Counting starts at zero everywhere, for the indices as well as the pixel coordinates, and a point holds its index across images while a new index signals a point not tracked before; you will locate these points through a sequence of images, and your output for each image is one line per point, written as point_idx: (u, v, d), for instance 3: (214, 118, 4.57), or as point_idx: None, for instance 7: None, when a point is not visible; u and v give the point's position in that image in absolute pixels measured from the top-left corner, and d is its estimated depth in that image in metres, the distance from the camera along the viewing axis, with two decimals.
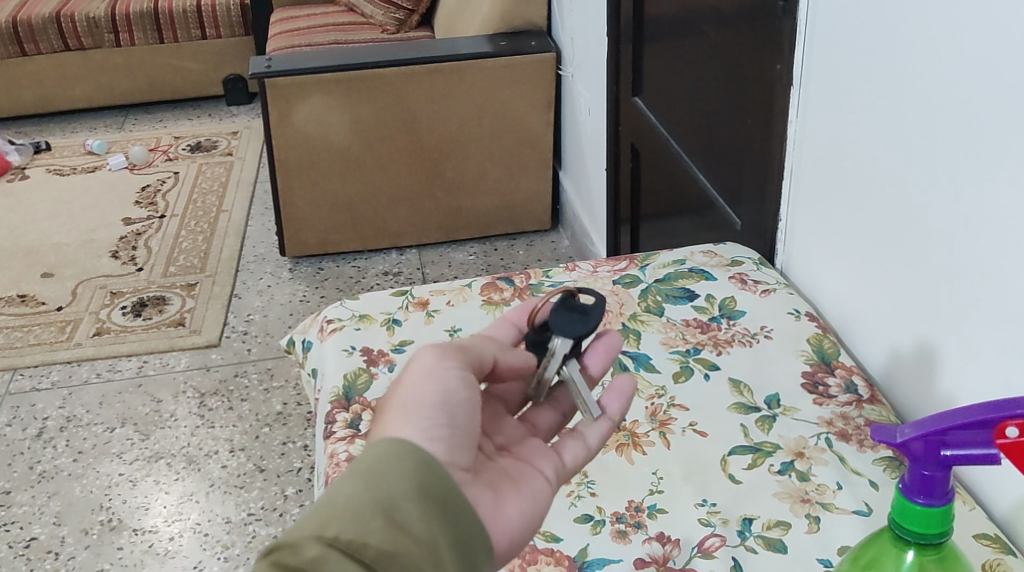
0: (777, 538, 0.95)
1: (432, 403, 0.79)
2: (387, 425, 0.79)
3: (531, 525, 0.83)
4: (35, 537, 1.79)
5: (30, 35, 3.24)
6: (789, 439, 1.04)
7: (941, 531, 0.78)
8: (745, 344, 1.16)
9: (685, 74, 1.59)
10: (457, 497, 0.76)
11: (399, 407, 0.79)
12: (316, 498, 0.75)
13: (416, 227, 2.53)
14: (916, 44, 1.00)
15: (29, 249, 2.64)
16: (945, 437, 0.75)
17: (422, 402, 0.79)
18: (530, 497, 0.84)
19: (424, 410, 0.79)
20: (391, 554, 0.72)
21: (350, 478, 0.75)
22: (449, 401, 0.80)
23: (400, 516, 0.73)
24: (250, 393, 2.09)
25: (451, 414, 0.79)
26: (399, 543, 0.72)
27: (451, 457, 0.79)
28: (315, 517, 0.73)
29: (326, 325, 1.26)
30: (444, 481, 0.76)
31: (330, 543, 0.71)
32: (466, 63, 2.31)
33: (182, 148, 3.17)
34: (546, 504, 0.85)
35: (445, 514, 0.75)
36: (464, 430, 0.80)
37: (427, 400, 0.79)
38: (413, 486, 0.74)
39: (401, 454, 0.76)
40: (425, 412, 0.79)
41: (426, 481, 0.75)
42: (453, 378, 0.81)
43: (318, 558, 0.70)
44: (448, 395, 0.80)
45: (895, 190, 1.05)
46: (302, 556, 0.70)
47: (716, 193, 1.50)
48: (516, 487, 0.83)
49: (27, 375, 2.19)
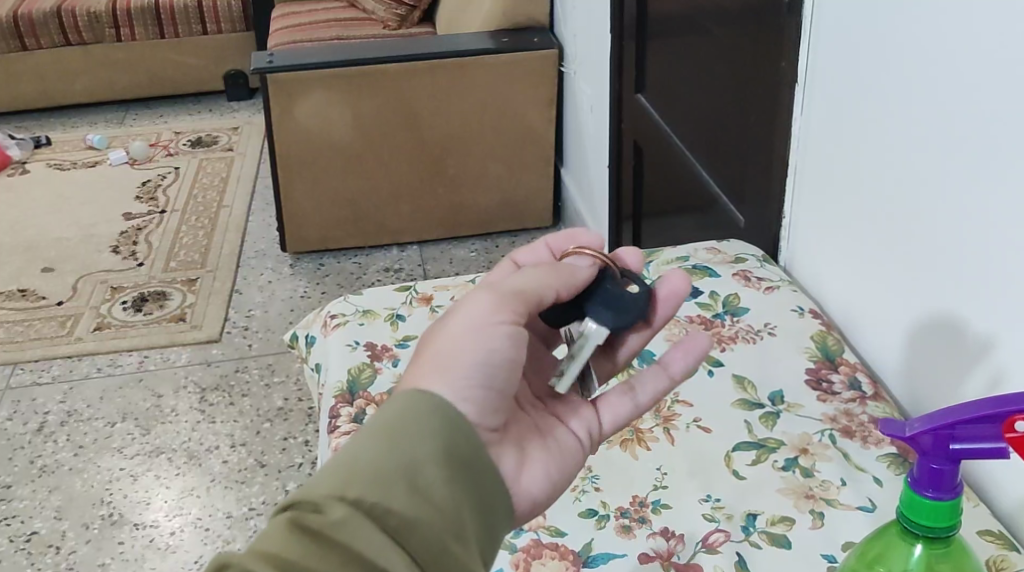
0: (780, 533, 0.95)
1: (474, 362, 0.79)
2: (424, 376, 0.79)
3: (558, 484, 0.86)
4: (36, 531, 1.79)
5: (30, 30, 3.24)
6: (792, 435, 1.05)
7: (950, 524, 0.77)
8: (749, 340, 1.16)
9: (689, 71, 1.59)
10: (479, 463, 0.77)
11: (438, 360, 0.79)
12: (335, 454, 0.75)
13: (417, 223, 2.54)
14: (922, 41, 1.00)
15: (29, 244, 2.64)
16: (954, 431, 0.75)
17: (464, 361, 0.79)
18: (558, 457, 0.87)
19: (462, 369, 0.79)
20: (413, 522, 0.72)
21: (373, 437, 0.75)
22: (490, 362, 0.80)
23: (423, 480, 0.74)
24: (251, 387, 2.10)
25: (489, 375, 0.80)
26: (423, 506, 0.73)
27: (482, 421, 0.80)
28: (337, 475, 0.73)
29: (330, 319, 1.26)
30: (466, 443, 0.77)
31: (354, 505, 0.71)
32: (468, 59, 2.31)
33: (182, 144, 3.17)
34: (574, 465, 0.88)
35: (466, 477, 0.76)
36: (500, 392, 0.80)
37: (467, 357, 0.79)
38: (438, 450, 0.75)
39: (426, 415, 0.76)
40: (462, 370, 0.79)
41: (448, 443, 0.76)
42: (501, 337, 0.81)
43: (344, 520, 0.70)
44: (491, 355, 0.80)
45: (897, 185, 1.06)
46: (326, 518, 0.70)
47: (718, 191, 1.50)
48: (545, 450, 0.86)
49: (27, 369, 2.19)
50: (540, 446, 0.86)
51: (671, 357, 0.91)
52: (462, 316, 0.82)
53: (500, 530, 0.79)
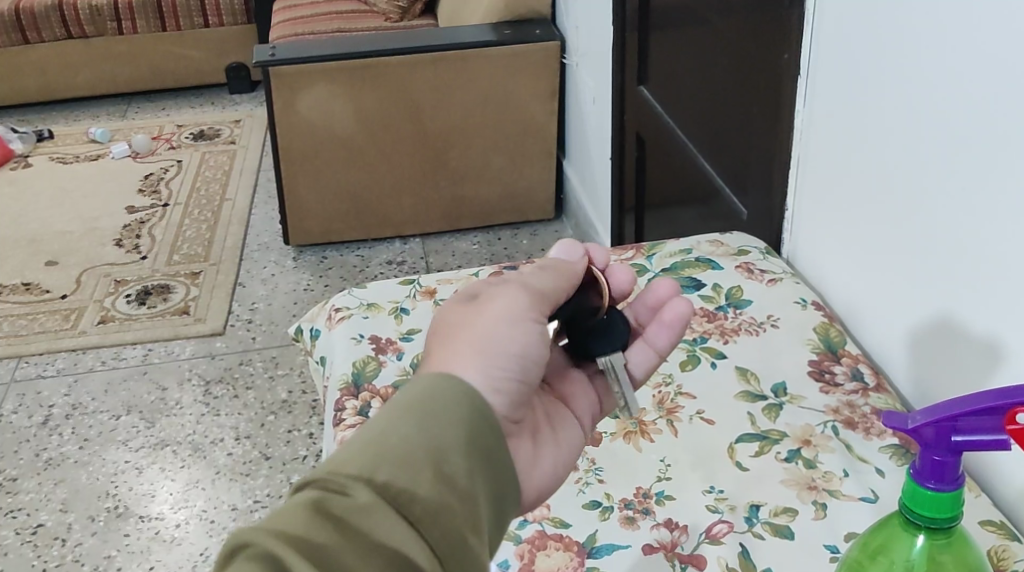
0: (784, 524, 0.96)
1: (512, 354, 0.80)
2: (459, 361, 0.79)
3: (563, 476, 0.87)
4: (42, 524, 1.80)
5: (32, 23, 3.23)
6: (795, 427, 1.05)
7: (951, 515, 0.78)
8: (752, 333, 1.16)
9: (693, 62, 1.58)
10: (501, 450, 0.76)
11: (475, 347, 0.80)
12: (360, 433, 0.74)
13: (419, 216, 2.54)
14: (926, 32, 1.00)
15: (33, 237, 2.65)
16: (956, 423, 0.76)
17: (498, 353, 0.80)
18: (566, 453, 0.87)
19: (500, 360, 0.80)
20: (437, 511, 0.71)
21: (402, 419, 0.74)
22: (525, 355, 0.81)
23: (448, 468, 0.72)
24: (255, 379, 2.11)
25: (524, 368, 0.81)
26: (445, 495, 0.71)
27: (509, 408, 0.80)
28: (364, 455, 0.72)
29: (335, 313, 1.27)
30: (492, 433, 0.76)
31: (379, 489, 0.70)
32: (469, 51, 2.31)
33: (185, 137, 3.17)
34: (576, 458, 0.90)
35: (488, 466, 0.75)
36: (528, 385, 0.82)
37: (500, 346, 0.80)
38: (464, 438, 0.74)
39: (453, 401, 0.75)
40: (500, 362, 0.80)
41: (475, 432, 0.75)
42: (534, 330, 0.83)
43: (370, 505, 0.69)
44: (525, 348, 0.81)
45: (900, 176, 1.06)
46: (351, 501, 0.69)
47: (721, 183, 1.51)
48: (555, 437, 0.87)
49: (32, 363, 2.20)
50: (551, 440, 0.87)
51: (653, 335, 0.93)
52: (495, 310, 0.83)
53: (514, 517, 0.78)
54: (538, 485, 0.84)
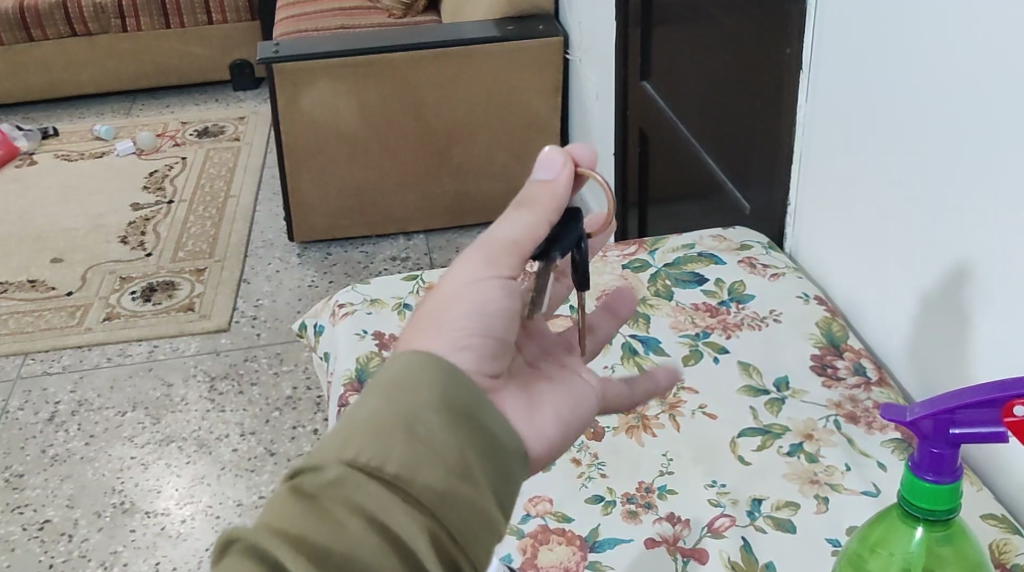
0: (786, 517, 0.96)
1: (470, 313, 0.77)
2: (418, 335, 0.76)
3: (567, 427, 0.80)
4: (49, 519, 1.81)
5: (36, 21, 3.24)
6: (797, 421, 1.06)
7: (950, 507, 0.78)
8: (754, 327, 1.17)
9: (695, 58, 1.59)
10: (487, 405, 0.74)
11: (432, 318, 0.77)
12: (337, 420, 0.73)
13: (424, 211, 2.54)
14: (929, 27, 1.00)
15: (39, 234, 2.66)
16: (954, 416, 0.76)
17: (457, 315, 0.76)
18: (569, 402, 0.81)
19: (457, 320, 0.76)
20: (413, 470, 0.69)
21: (373, 395, 0.73)
22: (488, 311, 0.77)
23: (422, 427, 0.71)
24: (260, 376, 2.11)
25: (487, 323, 0.77)
26: (421, 455, 0.70)
27: (487, 362, 0.76)
28: (339, 436, 0.71)
29: (338, 308, 1.27)
30: (470, 390, 0.74)
31: (351, 462, 0.69)
32: (473, 47, 2.32)
33: (189, 133, 3.18)
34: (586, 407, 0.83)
35: (470, 421, 0.73)
36: (501, 339, 0.77)
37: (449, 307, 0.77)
38: (436, 396, 0.72)
39: (421, 364, 0.73)
40: (459, 322, 0.76)
41: (449, 390, 0.73)
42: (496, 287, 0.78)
43: (342, 478, 0.68)
44: (488, 305, 0.77)
45: (902, 168, 1.06)
46: (324, 479, 0.69)
47: (724, 178, 1.51)
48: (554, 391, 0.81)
49: (38, 359, 2.21)
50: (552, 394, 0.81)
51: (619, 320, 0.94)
52: (454, 277, 0.79)
53: (519, 477, 0.75)
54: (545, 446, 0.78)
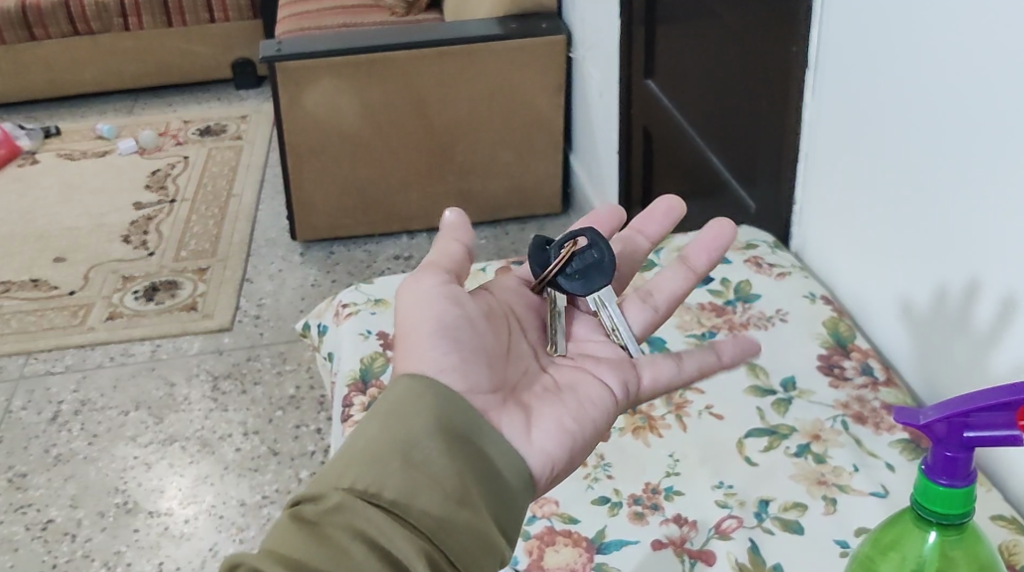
0: (794, 519, 0.96)
1: (433, 333, 0.89)
2: (401, 361, 0.89)
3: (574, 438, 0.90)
4: (52, 519, 1.80)
5: (38, 20, 3.23)
6: (805, 422, 1.05)
7: (964, 510, 0.77)
8: (761, 327, 1.16)
9: (700, 55, 1.58)
10: (476, 428, 0.85)
11: (406, 343, 0.89)
12: (336, 452, 0.84)
13: (426, 210, 2.54)
14: (935, 25, 0.99)
15: (41, 233, 2.66)
16: (968, 419, 0.75)
17: (421, 334, 0.89)
18: (574, 410, 0.91)
19: (429, 339, 0.89)
20: (409, 493, 0.79)
21: (371, 425, 0.83)
22: (446, 326, 0.90)
23: (417, 454, 0.81)
24: (263, 375, 2.11)
25: (454, 338, 0.89)
26: (417, 482, 0.80)
27: (469, 383, 0.88)
28: (338, 466, 0.81)
29: (342, 308, 1.26)
30: (462, 420, 0.85)
31: (349, 489, 0.79)
32: (475, 46, 2.31)
33: (191, 132, 3.17)
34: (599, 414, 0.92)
35: (462, 448, 0.83)
36: (474, 359, 0.90)
37: (427, 327, 0.89)
38: (430, 425, 0.83)
39: (414, 396, 0.85)
40: (434, 345, 0.89)
41: (442, 421, 0.84)
42: (439, 298, 0.91)
43: (341, 503, 0.78)
44: (442, 319, 0.90)
45: (908, 169, 1.06)
46: (326, 504, 0.78)
47: (729, 176, 1.50)
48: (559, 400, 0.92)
49: (41, 359, 2.21)
50: (551, 402, 0.91)
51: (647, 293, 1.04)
52: (411, 289, 0.92)
53: (516, 500, 0.85)
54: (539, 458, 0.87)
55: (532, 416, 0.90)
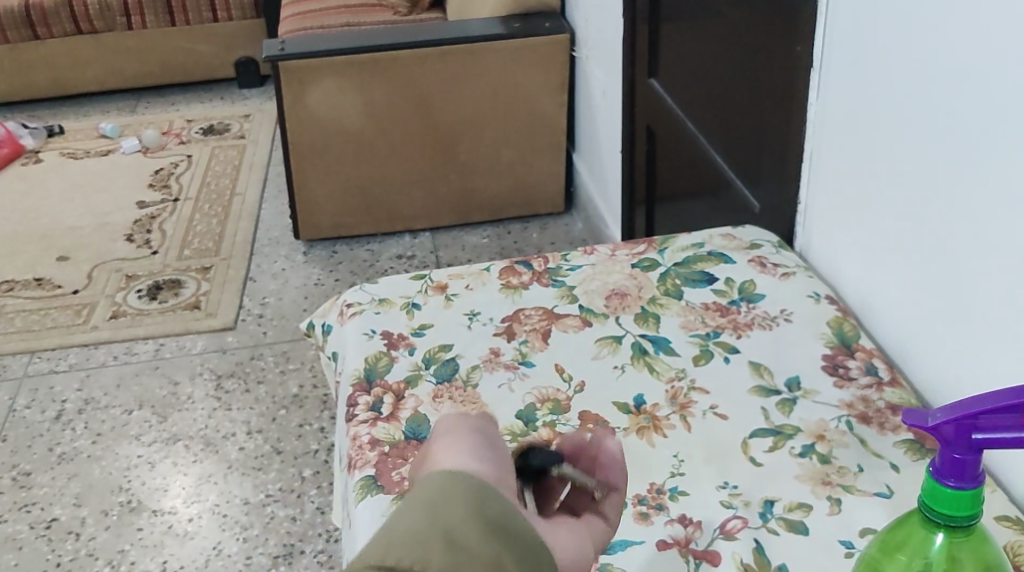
0: (798, 519, 0.96)
1: (473, 432, 0.77)
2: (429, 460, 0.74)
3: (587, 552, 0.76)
4: (56, 518, 1.81)
5: (41, 19, 3.23)
6: (809, 422, 1.05)
7: (971, 513, 0.77)
8: (765, 327, 1.16)
9: (704, 55, 1.58)
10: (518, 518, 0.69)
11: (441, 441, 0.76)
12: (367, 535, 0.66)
13: (430, 210, 2.54)
14: (940, 27, 0.99)
15: (45, 232, 2.66)
16: (977, 421, 0.75)
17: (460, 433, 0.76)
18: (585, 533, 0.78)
19: (466, 438, 0.76)
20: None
21: (407, 510, 0.67)
22: (483, 431, 0.78)
23: (460, 537, 0.65)
24: (266, 374, 2.11)
25: (491, 442, 0.77)
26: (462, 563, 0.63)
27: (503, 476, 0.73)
28: (373, 546, 0.64)
29: (346, 308, 1.26)
30: (503, 506, 0.69)
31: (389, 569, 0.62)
32: (479, 45, 2.31)
33: (194, 131, 3.17)
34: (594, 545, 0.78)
35: (508, 538, 0.67)
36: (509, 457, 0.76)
37: (465, 428, 0.78)
38: (471, 510, 0.67)
39: (450, 482, 0.69)
40: (468, 442, 0.75)
41: (483, 505, 0.68)
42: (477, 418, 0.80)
43: None
44: (482, 428, 0.78)
45: (913, 172, 1.06)
46: None
47: (733, 176, 1.50)
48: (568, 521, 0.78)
49: (45, 358, 2.21)
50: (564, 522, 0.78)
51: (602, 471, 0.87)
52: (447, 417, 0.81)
53: None
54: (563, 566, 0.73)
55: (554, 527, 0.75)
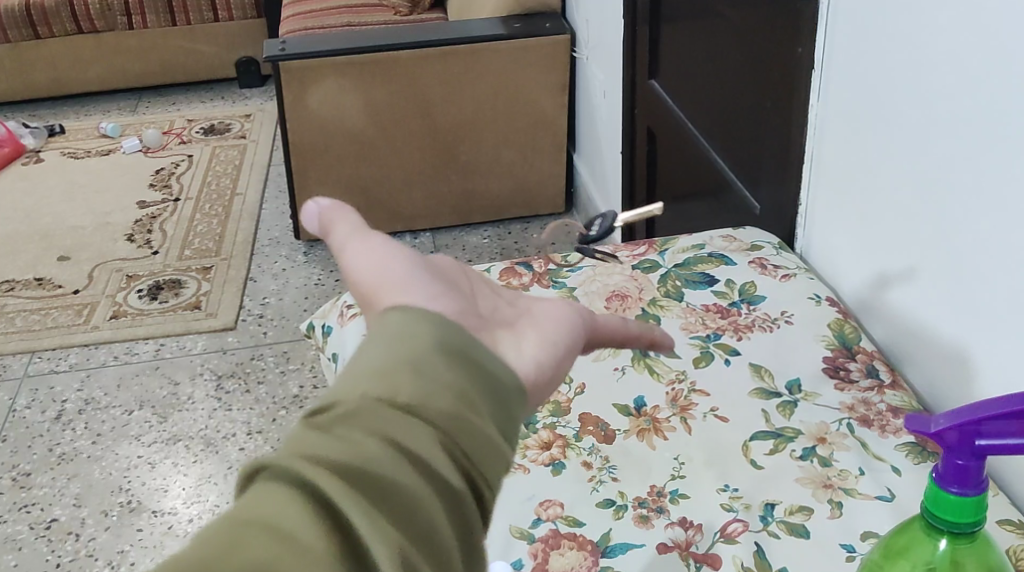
0: (799, 523, 0.96)
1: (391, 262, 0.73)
2: (374, 296, 0.71)
3: (558, 354, 0.74)
4: (56, 518, 1.80)
5: (43, 19, 3.23)
6: (810, 424, 1.05)
7: (975, 520, 0.77)
8: (766, 329, 1.16)
9: (705, 55, 1.58)
10: (477, 342, 0.68)
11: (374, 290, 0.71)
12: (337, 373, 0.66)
13: (430, 210, 2.53)
14: (942, 29, 0.99)
15: (46, 232, 2.66)
16: (980, 427, 0.75)
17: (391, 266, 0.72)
18: (550, 337, 0.74)
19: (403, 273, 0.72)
20: (425, 402, 0.64)
21: (369, 349, 0.66)
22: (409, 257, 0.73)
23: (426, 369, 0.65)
24: (266, 374, 2.11)
25: (428, 272, 0.73)
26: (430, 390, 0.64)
27: (458, 306, 0.71)
28: (348, 384, 0.65)
29: (346, 309, 1.26)
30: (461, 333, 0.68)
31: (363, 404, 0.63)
32: (480, 45, 2.31)
33: (195, 131, 3.17)
34: (572, 337, 0.76)
35: (469, 363, 0.67)
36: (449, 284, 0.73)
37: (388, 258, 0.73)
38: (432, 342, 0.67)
39: (407, 315, 0.68)
40: (412, 277, 0.72)
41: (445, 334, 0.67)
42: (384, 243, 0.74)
43: (353, 414, 0.63)
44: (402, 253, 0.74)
45: (915, 174, 1.05)
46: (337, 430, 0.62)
47: (734, 177, 1.50)
48: (529, 328, 0.74)
49: (45, 358, 2.21)
50: (524, 327, 0.74)
51: None
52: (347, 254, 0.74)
53: (519, 411, 0.69)
54: (532, 368, 0.71)
55: (519, 337, 0.73)
